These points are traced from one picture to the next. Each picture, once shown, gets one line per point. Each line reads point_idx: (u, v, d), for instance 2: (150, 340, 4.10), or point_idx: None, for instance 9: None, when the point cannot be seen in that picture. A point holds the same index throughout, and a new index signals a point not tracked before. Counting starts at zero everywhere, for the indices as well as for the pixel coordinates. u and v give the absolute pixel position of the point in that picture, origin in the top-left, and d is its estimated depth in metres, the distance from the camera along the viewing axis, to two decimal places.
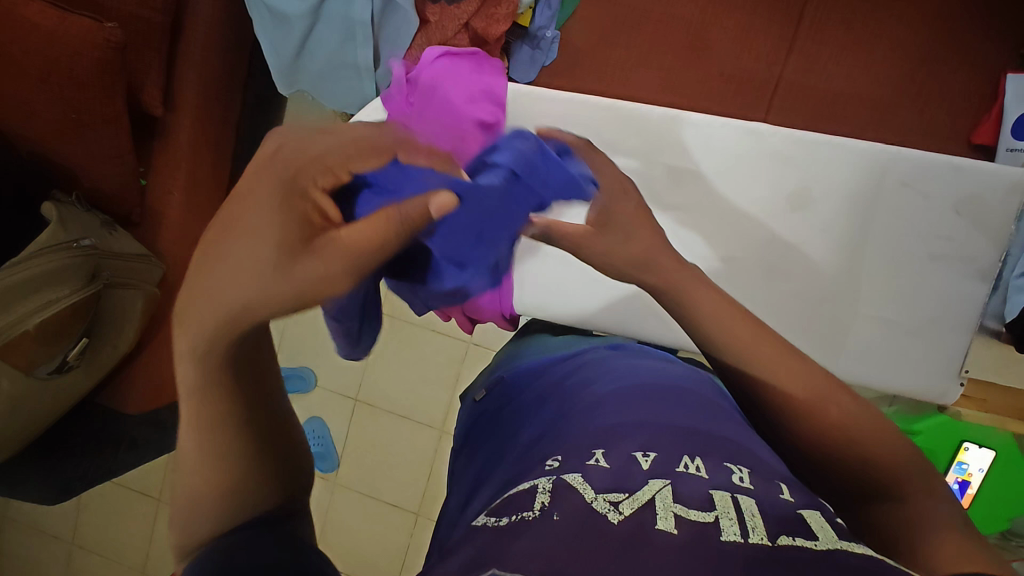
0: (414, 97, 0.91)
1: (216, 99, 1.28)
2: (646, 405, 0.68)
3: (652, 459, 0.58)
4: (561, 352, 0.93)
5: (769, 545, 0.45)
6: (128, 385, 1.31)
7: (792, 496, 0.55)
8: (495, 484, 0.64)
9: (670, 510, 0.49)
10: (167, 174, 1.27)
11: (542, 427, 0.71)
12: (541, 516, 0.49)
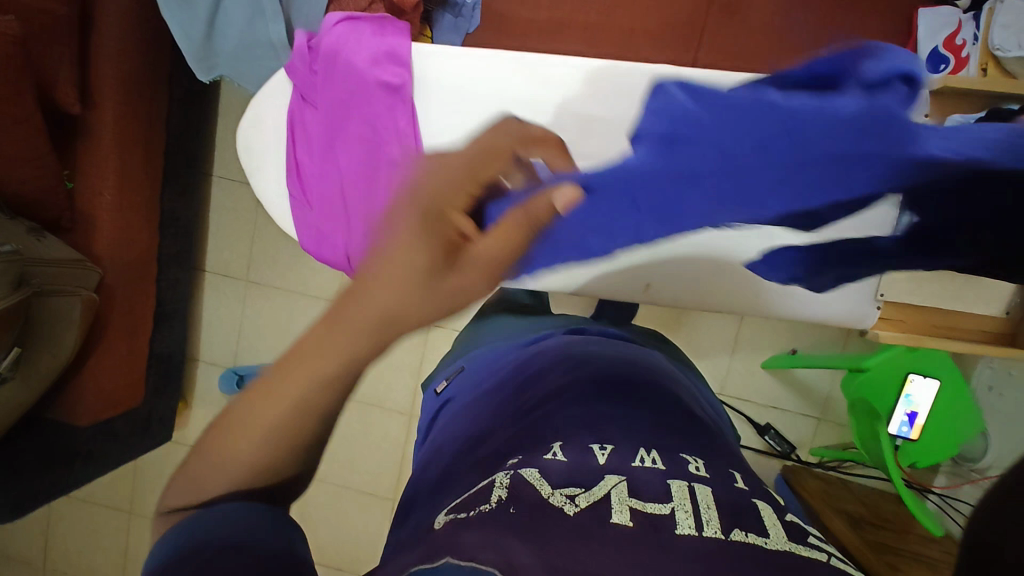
0: (317, 66, 0.80)
1: (138, 95, 1.24)
2: (611, 397, 0.59)
3: (609, 453, 0.48)
4: (523, 339, 0.84)
5: (723, 539, 0.39)
6: (77, 394, 1.31)
7: (745, 485, 0.47)
8: (439, 487, 0.54)
9: (625, 503, 0.42)
10: (95, 175, 1.22)
11: (494, 422, 0.61)
12: (495, 510, 0.42)
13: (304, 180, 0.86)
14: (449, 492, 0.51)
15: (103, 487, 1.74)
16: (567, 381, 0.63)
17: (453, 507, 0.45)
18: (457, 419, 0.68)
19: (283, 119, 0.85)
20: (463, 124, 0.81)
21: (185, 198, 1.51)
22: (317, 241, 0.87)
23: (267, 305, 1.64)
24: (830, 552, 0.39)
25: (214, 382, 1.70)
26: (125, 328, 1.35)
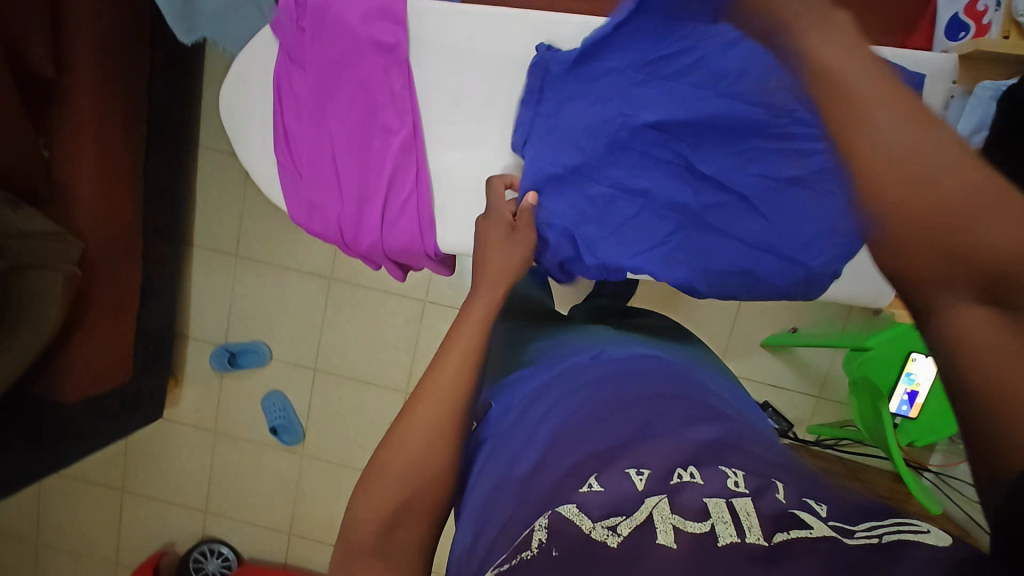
0: (306, 24, 0.75)
1: (114, 60, 1.18)
2: (645, 412, 0.55)
3: (647, 477, 0.46)
4: (552, 349, 0.77)
5: (767, 546, 0.38)
6: (60, 369, 1.25)
7: (786, 496, 0.43)
8: (493, 533, 0.49)
9: (668, 521, 0.41)
10: (74, 143, 1.16)
11: (535, 449, 0.55)
12: (539, 554, 0.40)
13: (293, 147, 0.80)
14: (504, 539, 0.47)
15: (93, 464, 1.72)
16: (600, 399, 0.59)
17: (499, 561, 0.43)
18: (489, 456, 0.60)
19: (267, 83, 0.79)
20: (460, 87, 0.76)
21: (171, 170, 1.46)
22: (308, 212, 0.82)
23: (257, 281, 1.60)
24: (880, 533, 0.37)
25: (205, 359, 1.67)
26: (109, 305, 1.30)
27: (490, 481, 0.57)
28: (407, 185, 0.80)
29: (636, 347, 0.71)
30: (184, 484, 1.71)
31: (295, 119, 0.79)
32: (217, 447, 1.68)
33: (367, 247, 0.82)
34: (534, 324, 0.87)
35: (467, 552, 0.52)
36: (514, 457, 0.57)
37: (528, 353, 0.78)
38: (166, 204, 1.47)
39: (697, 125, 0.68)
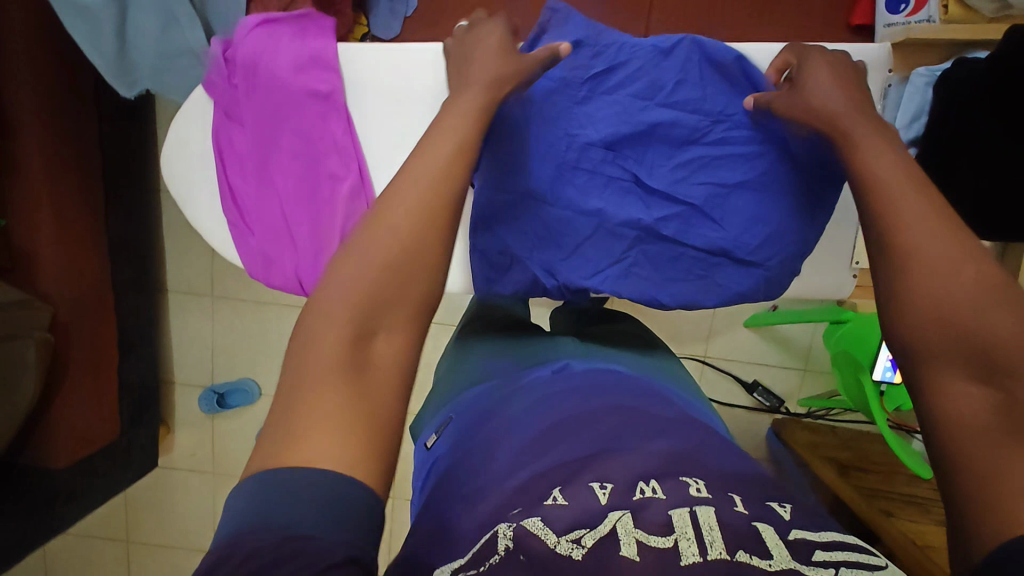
0: (237, 77, 0.74)
1: (60, 122, 1.16)
2: (610, 424, 0.55)
3: (610, 491, 0.46)
4: (514, 365, 0.76)
5: (728, 561, 0.39)
6: (48, 438, 1.25)
7: (745, 506, 0.44)
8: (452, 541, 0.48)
9: (632, 534, 0.42)
10: (29, 209, 1.15)
11: (500, 462, 0.55)
12: (506, 556, 0.41)
13: (241, 205, 0.78)
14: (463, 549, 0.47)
15: (94, 521, 1.70)
16: (561, 412, 0.59)
17: (458, 564, 0.43)
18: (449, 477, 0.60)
19: (208, 142, 0.78)
20: (402, 127, 0.75)
21: (134, 218, 1.44)
22: (264, 266, 0.79)
23: (237, 319, 1.58)
24: (835, 565, 0.39)
25: (193, 402, 1.65)
26: (88, 364, 1.29)
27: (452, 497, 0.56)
28: None
29: (598, 363, 0.71)
30: (188, 528, 1.70)
31: (239, 176, 0.77)
32: (217, 488, 1.68)
33: None
34: (495, 341, 0.86)
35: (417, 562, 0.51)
36: (475, 470, 0.56)
37: (492, 371, 0.77)
38: (134, 254, 1.45)
39: (638, 136, 0.69)
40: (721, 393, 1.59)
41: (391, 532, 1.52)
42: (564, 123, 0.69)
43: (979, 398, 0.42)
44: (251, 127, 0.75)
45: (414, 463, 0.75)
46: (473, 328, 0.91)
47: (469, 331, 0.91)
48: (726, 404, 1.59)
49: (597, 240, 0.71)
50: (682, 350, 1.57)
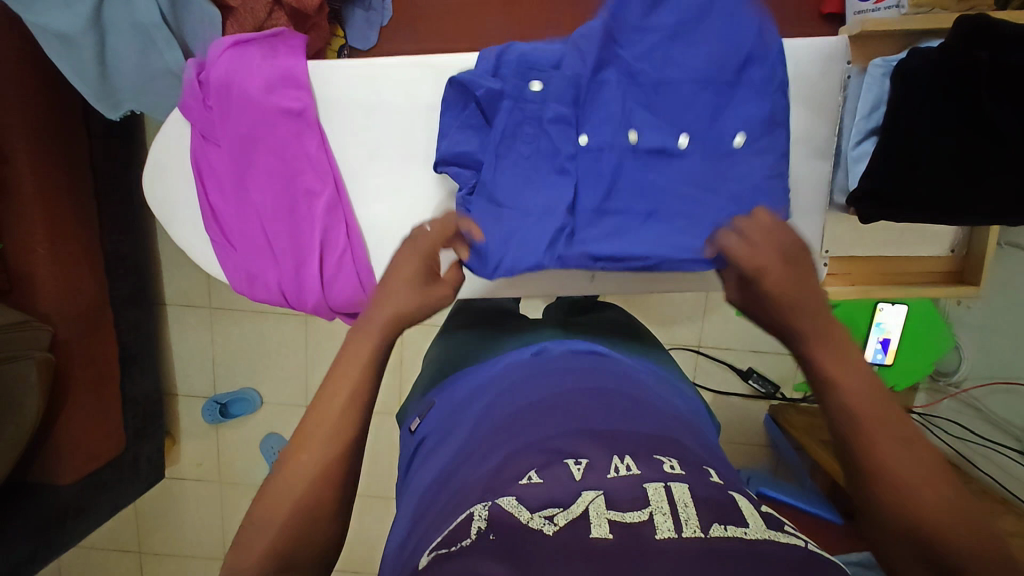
0: (211, 99, 0.75)
1: (52, 143, 1.19)
2: (582, 404, 0.59)
3: (585, 467, 0.50)
4: (499, 352, 0.79)
5: (703, 538, 0.42)
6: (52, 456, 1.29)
7: (720, 478, 0.50)
8: (430, 527, 0.52)
9: (603, 516, 0.44)
10: (24, 231, 1.17)
11: (480, 446, 0.58)
12: (476, 540, 0.43)
13: (223, 224, 0.80)
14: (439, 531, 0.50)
15: (103, 534, 1.74)
16: (541, 393, 0.62)
17: (436, 543, 0.47)
18: (433, 455, 0.65)
19: (187, 164, 0.80)
20: (374, 140, 0.78)
21: (130, 236, 1.46)
22: (249, 283, 0.80)
23: (236, 329, 1.61)
24: (805, 539, 0.44)
25: (197, 413, 1.68)
26: (88, 381, 1.32)
27: (432, 477, 0.61)
28: (341, 242, 0.78)
29: (577, 343, 0.75)
30: (197, 537, 1.73)
31: (219, 195, 0.79)
32: (225, 496, 1.70)
33: (312, 306, 0.80)
34: (473, 333, 0.88)
35: (398, 550, 0.56)
36: (458, 451, 0.60)
37: (475, 358, 0.81)
38: (131, 269, 1.47)
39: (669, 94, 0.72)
40: (716, 382, 1.60)
41: None
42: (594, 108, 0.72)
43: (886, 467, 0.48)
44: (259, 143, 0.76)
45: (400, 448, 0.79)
46: (458, 321, 0.93)
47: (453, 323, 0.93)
48: (722, 392, 1.60)
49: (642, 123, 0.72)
50: (676, 342, 1.58)
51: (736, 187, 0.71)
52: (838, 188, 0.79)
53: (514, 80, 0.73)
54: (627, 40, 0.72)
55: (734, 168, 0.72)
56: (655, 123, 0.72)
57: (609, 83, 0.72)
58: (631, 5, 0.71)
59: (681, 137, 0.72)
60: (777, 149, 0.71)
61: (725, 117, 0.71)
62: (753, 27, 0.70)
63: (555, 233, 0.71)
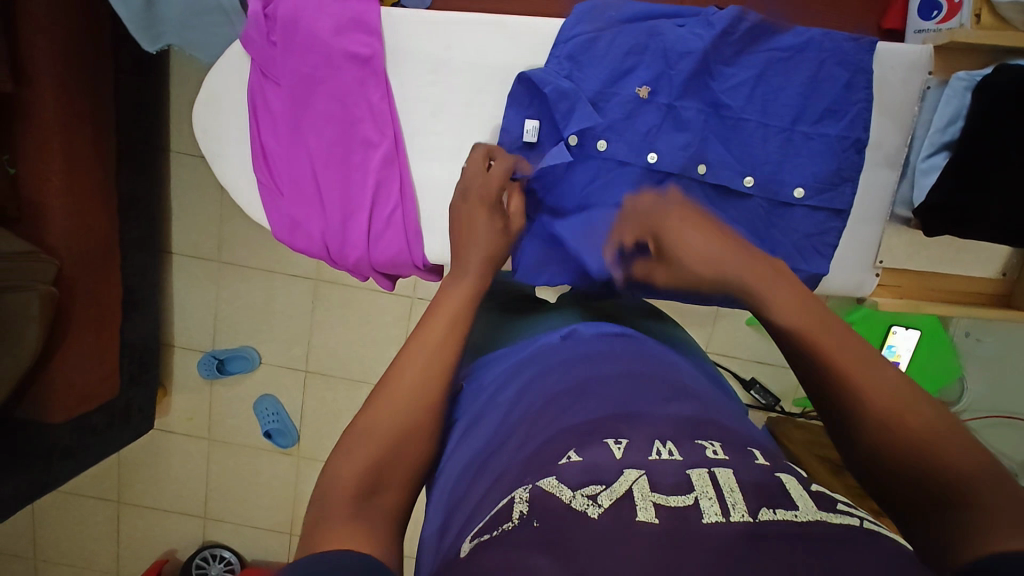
0: (275, 34, 0.75)
1: (78, 69, 1.14)
2: (621, 389, 0.56)
3: (625, 447, 0.47)
4: (531, 334, 0.76)
5: (751, 523, 0.38)
6: (42, 394, 1.24)
7: (765, 460, 0.47)
8: (468, 510, 0.51)
9: (648, 499, 0.41)
10: (39, 159, 1.13)
11: (514, 430, 0.56)
12: (519, 525, 0.41)
13: (273, 166, 0.80)
14: (478, 513, 0.48)
15: (85, 479, 1.71)
16: (577, 377, 0.60)
17: (477, 528, 0.45)
18: (463, 436, 0.62)
19: (244, 101, 0.79)
20: (439, 99, 0.78)
21: (144, 178, 1.42)
22: (292, 230, 0.81)
23: (241, 286, 1.58)
24: (859, 517, 0.40)
25: (193, 366, 1.65)
26: (91, 322, 1.28)
27: (464, 462, 0.58)
28: (392, 199, 0.79)
29: (607, 325, 0.72)
30: (180, 492, 1.70)
31: (272, 136, 0.79)
32: (212, 454, 1.68)
33: (353, 262, 0.81)
34: (509, 316, 0.86)
35: (438, 536, 0.55)
36: (491, 437, 0.58)
37: (509, 339, 0.78)
38: (143, 212, 1.43)
39: (741, 128, 0.72)
40: None
41: None
42: (664, 134, 0.73)
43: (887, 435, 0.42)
44: (317, 127, 0.78)
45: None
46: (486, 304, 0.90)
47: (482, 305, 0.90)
48: None
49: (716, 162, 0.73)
50: None
51: (792, 247, 0.73)
52: (900, 200, 0.81)
53: (594, 84, 0.73)
54: (720, 75, 0.71)
55: (785, 220, 0.73)
56: (725, 160, 0.72)
57: (690, 113, 0.72)
58: (728, 41, 0.70)
59: (747, 179, 0.72)
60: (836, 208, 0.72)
61: (789, 167, 0.72)
62: (842, 81, 0.69)
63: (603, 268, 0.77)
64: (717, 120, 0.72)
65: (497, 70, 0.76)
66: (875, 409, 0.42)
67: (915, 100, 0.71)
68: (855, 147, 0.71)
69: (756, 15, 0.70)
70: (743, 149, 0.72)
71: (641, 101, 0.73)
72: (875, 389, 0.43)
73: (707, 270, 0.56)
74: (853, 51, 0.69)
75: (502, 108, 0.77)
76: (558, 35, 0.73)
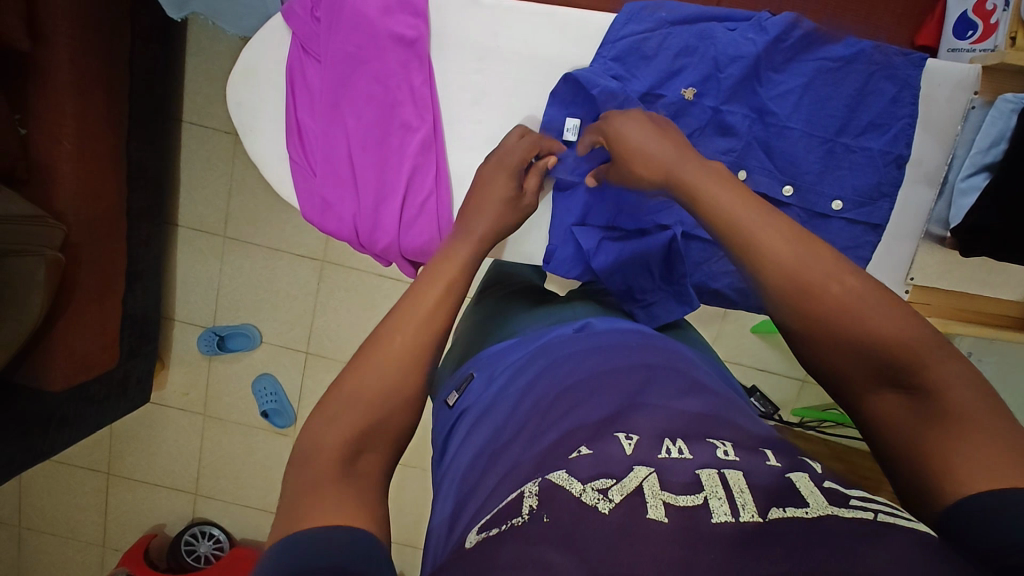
0: (320, 10, 0.75)
1: (93, 30, 1.11)
2: (632, 384, 0.55)
3: (636, 443, 0.46)
4: (541, 324, 0.74)
5: (761, 524, 0.37)
6: (43, 360, 1.21)
7: (778, 462, 0.45)
8: (475, 501, 0.49)
9: (658, 496, 0.40)
10: (50, 120, 1.10)
11: (523, 421, 0.55)
12: (528, 520, 0.39)
13: (306, 145, 0.80)
14: (484, 503, 0.46)
15: (78, 449, 1.69)
16: (587, 370, 0.59)
17: (484, 520, 0.43)
18: (474, 427, 0.61)
19: (280, 76, 0.79)
20: (482, 84, 0.78)
21: (155, 147, 1.40)
22: (321, 211, 0.80)
23: (245, 263, 1.56)
24: (873, 510, 0.38)
25: (192, 342, 1.63)
26: (93, 290, 1.26)
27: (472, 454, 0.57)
28: (427, 184, 0.79)
29: (620, 320, 0.71)
30: (171, 467, 1.69)
31: (308, 113, 0.79)
32: (206, 431, 1.66)
33: (382, 248, 0.81)
34: (515, 302, 0.84)
35: (445, 527, 0.51)
36: (500, 428, 0.56)
37: (515, 329, 0.76)
38: (151, 182, 1.40)
39: (789, 133, 0.72)
40: None
41: (388, 494, 1.54)
42: (710, 137, 0.73)
43: (897, 403, 0.45)
44: (351, 104, 0.78)
45: (434, 415, 0.74)
46: (493, 295, 0.88)
47: (490, 296, 0.88)
48: None
49: (760, 169, 0.73)
50: None
51: None
52: (935, 219, 0.83)
53: (642, 84, 0.73)
54: (769, 81, 0.71)
55: (823, 232, 0.74)
56: (766, 167, 0.73)
57: (736, 118, 0.72)
58: (781, 47, 0.70)
59: (787, 187, 0.72)
60: (876, 225, 0.73)
61: (830, 179, 0.72)
62: (889, 95, 0.70)
63: (634, 268, 0.76)
64: (762, 125, 0.72)
65: (543, 61, 0.76)
66: (877, 349, 0.46)
67: (960, 120, 0.71)
68: (897, 163, 0.71)
69: (809, 23, 0.70)
70: (789, 155, 0.72)
71: (688, 105, 0.73)
72: (885, 329, 0.46)
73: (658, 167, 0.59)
74: (902, 65, 0.69)
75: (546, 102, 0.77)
76: (607, 34, 0.73)
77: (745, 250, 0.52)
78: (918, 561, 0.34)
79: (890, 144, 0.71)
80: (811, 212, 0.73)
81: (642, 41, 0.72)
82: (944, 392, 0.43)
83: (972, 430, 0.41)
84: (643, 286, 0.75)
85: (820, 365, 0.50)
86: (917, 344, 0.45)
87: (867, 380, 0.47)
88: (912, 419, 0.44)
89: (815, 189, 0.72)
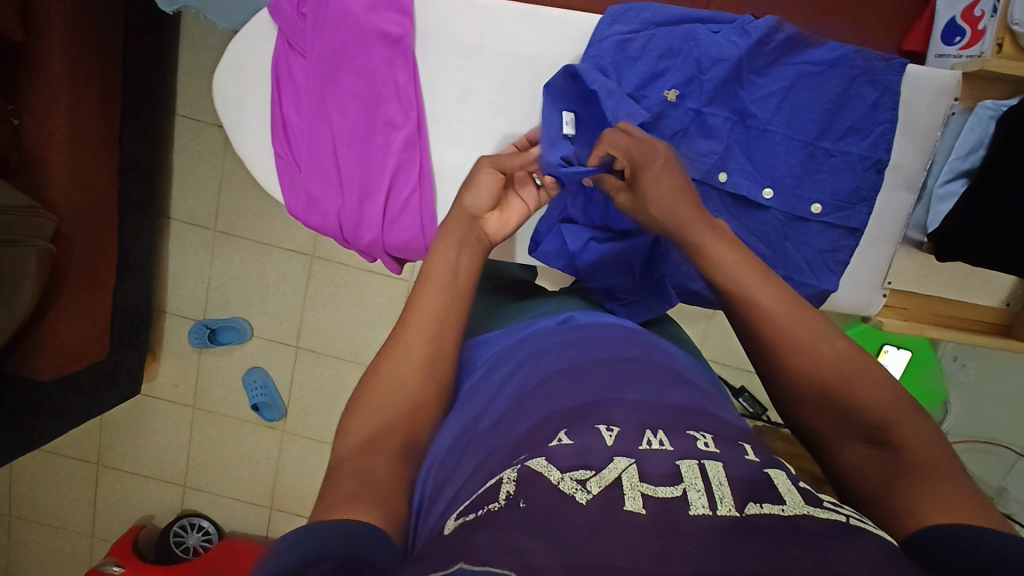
0: (308, 8, 0.76)
1: (86, 22, 1.11)
2: (611, 374, 0.56)
3: (615, 435, 0.47)
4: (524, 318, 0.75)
5: (738, 517, 0.38)
6: (30, 350, 1.21)
7: (756, 456, 0.46)
8: (451, 484, 0.49)
9: (636, 488, 0.40)
10: (43, 110, 1.10)
11: (498, 408, 0.55)
12: (505, 506, 0.40)
13: (292, 140, 0.80)
14: (460, 486, 0.47)
15: (68, 439, 1.69)
16: (569, 361, 0.59)
17: (462, 506, 0.43)
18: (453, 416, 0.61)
19: (266, 70, 0.79)
20: (466, 82, 0.78)
21: (148, 139, 1.40)
22: (307, 206, 0.81)
23: (236, 256, 1.56)
24: (845, 513, 0.39)
25: (183, 334, 1.63)
26: (83, 282, 1.26)
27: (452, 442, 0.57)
28: (411, 181, 0.80)
29: (602, 315, 0.71)
30: (161, 458, 1.69)
31: (294, 109, 0.79)
32: (196, 423, 1.66)
33: (366, 244, 0.82)
34: (499, 296, 0.84)
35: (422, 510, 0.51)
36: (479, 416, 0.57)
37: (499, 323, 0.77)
38: (143, 173, 1.40)
39: (770, 136, 0.72)
40: None
41: None
42: (694, 139, 0.73)
43: (869, 457, 0.47)
44: (342, 104, 0.78)
45: None
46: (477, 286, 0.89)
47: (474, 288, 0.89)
48: None
49: (740, 174, 0.73)
50: None
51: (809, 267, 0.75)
52: (914, 224, 0.85)
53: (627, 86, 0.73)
54: (751, 84, 0.72)
55: (802, 234, 0.75)
56: (747, 171, 0.73)
57: (718, 120, 0.73)
58: (764, 50, 0.70)
59: (767, 190, 0.73)
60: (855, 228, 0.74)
61: (811, 182, 0.73)
62: (870, 101, 0.70)
63: (614, 267, 0.77)
64: (744, 128, 0.73)
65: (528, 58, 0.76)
66: (854, 411, 0.48)
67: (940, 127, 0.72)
68: (875, 167, 0.72)
69: (791, 27, 0.71)
70: (771, 159, 0.73)
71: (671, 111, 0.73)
72: (865, 398, 0.48)
73: (659, 213, 0.62)
74: (883, 71, 0.70)
75: (533, 100, 0.78)
76: (593, 35, 0.73)
77: (741, 300, 0.55)
78: (885, 561, 0.34)
79: (871, 149, 0.71)
80: (791, 215, 0.74)
81: (628, 45, 0.73)
82: (915, 451, 0.45)
83: (941, 484, 0.42)
84: (624, 286, 0.77)
85: (801, 424, 0.52)
86: (895, 410, 0.47)
87: (841, 438, 0.49)
88: (880, 470, 0.45)
89: (798, 192, 0.73)
